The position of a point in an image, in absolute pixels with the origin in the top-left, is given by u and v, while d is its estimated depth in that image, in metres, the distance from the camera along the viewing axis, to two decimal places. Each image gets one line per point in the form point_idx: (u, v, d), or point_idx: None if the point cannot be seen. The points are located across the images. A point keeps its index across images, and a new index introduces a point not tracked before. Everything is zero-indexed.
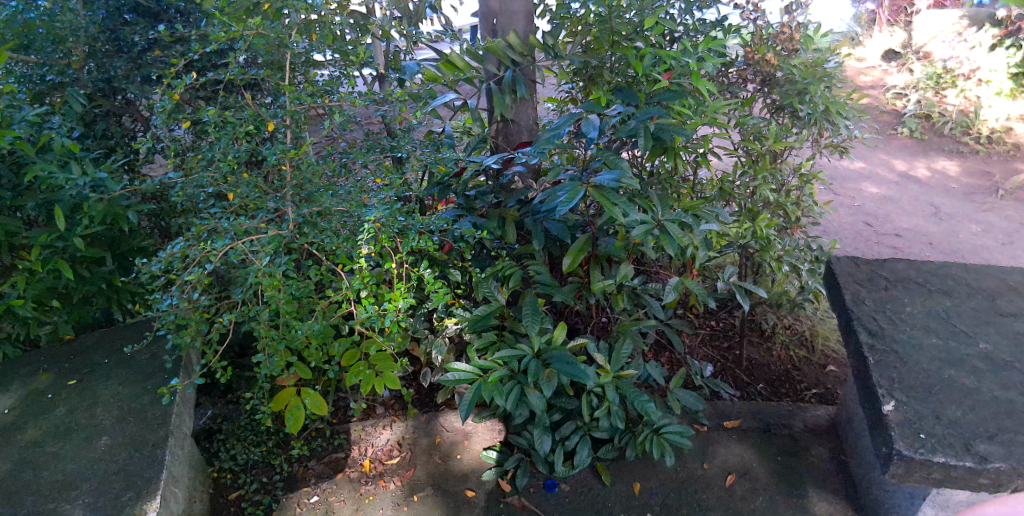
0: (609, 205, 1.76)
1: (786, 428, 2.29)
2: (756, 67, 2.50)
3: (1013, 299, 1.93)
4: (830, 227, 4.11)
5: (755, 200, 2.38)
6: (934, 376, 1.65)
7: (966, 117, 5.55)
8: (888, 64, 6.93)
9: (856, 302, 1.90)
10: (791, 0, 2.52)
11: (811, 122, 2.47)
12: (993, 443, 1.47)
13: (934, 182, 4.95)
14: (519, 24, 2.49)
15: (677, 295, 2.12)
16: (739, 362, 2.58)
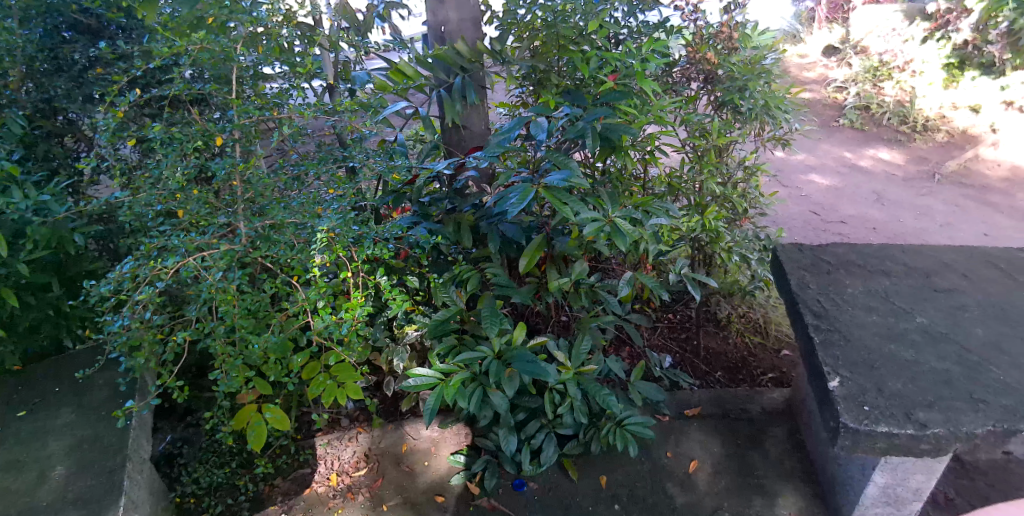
0: (560, 204, 1.79)
1: (745, 413, 2.36)
2: (698, 66, 2.58)
3: (947, 276, 2.04)
4: (779, 217, 4.26)
5: (704, 194, 2.39)
6: (876, 351, 1.72)
7: (903, 107, 5.82)
8: (827, 59, 7.23)
9: (801, 286, 1.98)
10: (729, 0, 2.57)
11: (751, 117, 2.56)
12: (933, 412, 1.53)
13: (875, 170, 5.17)
14: (468, 32, 2.52)
15: (631, 289, 2.17)
16: (697, 351, 2.65)
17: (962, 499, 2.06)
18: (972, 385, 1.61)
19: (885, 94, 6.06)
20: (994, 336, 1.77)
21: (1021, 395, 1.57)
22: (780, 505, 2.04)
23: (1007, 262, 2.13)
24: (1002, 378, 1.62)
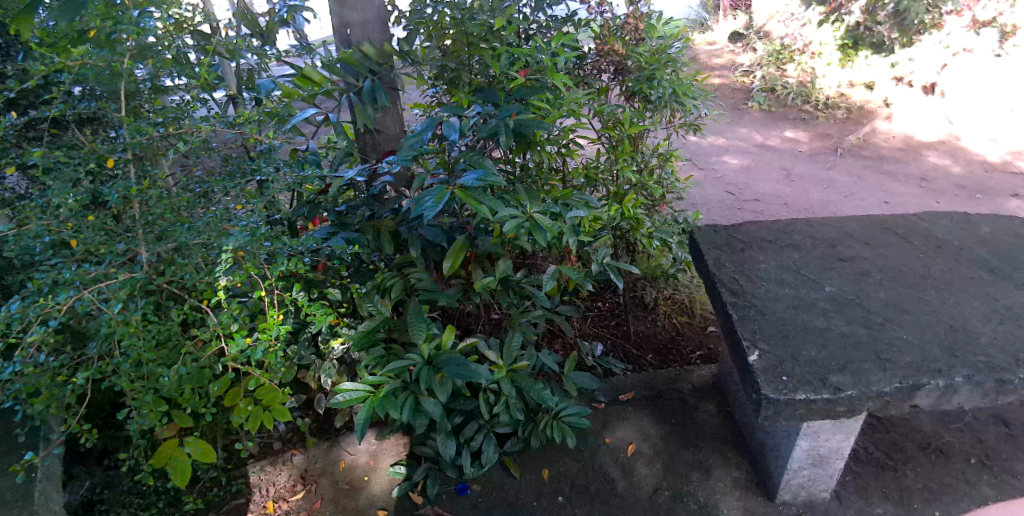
0: (476, 204, 1.77)
1: (676, 393, 2.42)
2: (608, 58, 2.60)
3: (850, 245, 2.15)
4: (697, 199, 4.40)
5: (621, 183, 2.44)
6: (790, 322, 1.79)
7: (805, 87, 6.14)
8: (733, 45, 7.54)
9: (717, 266, 2.04)
10: None
11: (661, 105, 2.61)
12: (845, 375, 1.60)
13: (784, 148, 5.43)
14: (374, 34, 2.46)
15: (556, 283, 2.16)
16: (628, 336, 2.70)
17: (880, 453, 2.18)
18: (877, 345, 1.69)
19: (788, 76, 6.37)
20: (894, 297, 1.88)
21: (921, 350, 1.66)
22: (715, 478, 2.10)
23: (902, 227, 2.27)
24: (904, 336, 1.72)
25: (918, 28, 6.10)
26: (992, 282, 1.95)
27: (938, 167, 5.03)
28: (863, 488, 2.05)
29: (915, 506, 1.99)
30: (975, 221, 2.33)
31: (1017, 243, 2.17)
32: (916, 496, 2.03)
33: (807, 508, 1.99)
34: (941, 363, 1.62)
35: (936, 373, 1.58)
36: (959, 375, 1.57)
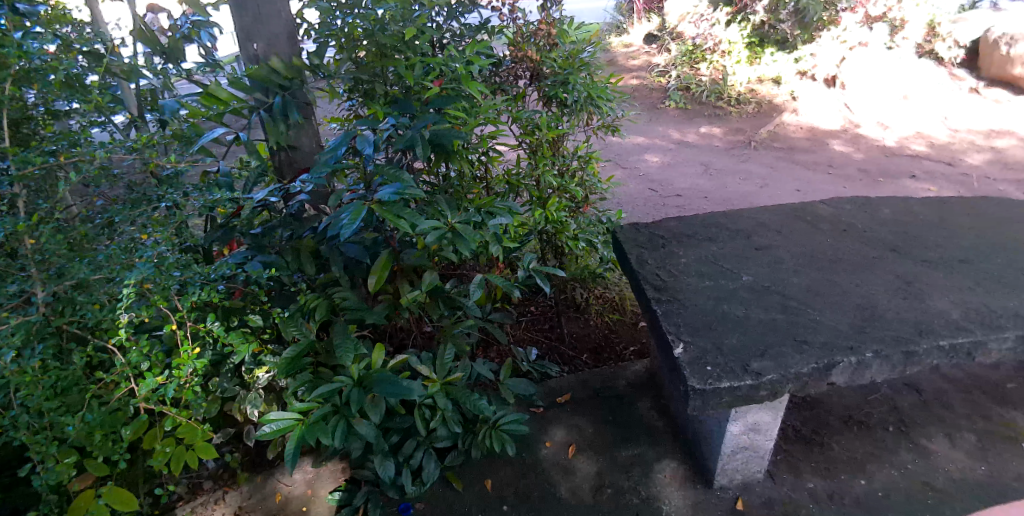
0: (395, 218, 1.73)
1: (612, 390, 2.45)
2: (523, 64, 2.53)
3: (764, 234, 2.24)
4: (622, 198, 4.50)
5: (542, 187, 2.43)
6: (711, 313, 1.84)
7: (717, 85, 6.40)
8: (648, 47, 7.77)
9: (640, 263, 2.08)
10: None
11: (578, 108, 2.55)
12: (765, 360, 1.65)
13: (701, 144, 5.63)
14: (282, 47, 2.39)
15: (484, 292, 2.11)
16: (562, 338, 2.72)
17: (806, 430, 2.27)
18: (794, 328, 1.76)
19: (701, 75, 6.63)
20: (807, 281, 1.97)
21: (834, 330, 1.75)
22: (655, 470, 2.13)
23: (810, 214, 2.39)
24: (817, 318, 1.80)
25: (817, 25, 6.46)
26: (894, 261, 2.07)
27: (842, 154, 5.35)
28: (794, 466, 2.14)
29: (842, 478, 2.09)
30: (875, 203, 2.47)
31: (913, 222, 2.32)
32: (842, 468, 2.12)
33: (744, 490, 2.05)
34: (852, 340, 1.70)
35: (849, 350, 1.66)
36: (869, 350, 1.66)
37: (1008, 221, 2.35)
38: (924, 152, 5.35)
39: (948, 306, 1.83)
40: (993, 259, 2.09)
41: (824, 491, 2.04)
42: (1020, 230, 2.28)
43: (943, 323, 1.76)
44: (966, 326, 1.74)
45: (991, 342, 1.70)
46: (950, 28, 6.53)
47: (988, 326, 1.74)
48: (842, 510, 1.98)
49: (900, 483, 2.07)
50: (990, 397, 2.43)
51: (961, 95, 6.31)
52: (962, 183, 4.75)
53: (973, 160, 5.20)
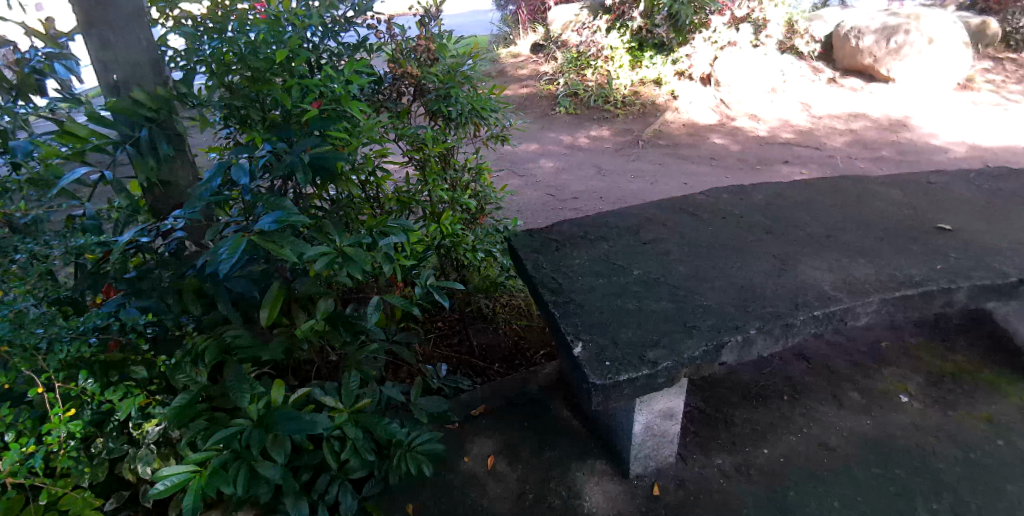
0: (278, 248, 1.67)
1: (525, 396, 2.46)
2: (404, 81, 2.44)
3: (651, 229, 2.35)
4: (521, 205, 4.57)
5: (436, 202, 2.43)
6: (606, 309, 1.90)
7: (603, 89, 6.66)
8: (535, 57, 7.97)
9: (536, 268, 2.12)
10: (423, 14, 2.56)
11: (463, 121, 2.53)
12: (659, 348, 1.72)
13: (593, 147, 5.83)
14: (147, 77, 2.24)
15: (382, 314, 2.03)
16: (473, 351, 2.71)
17: (711, 409, 2.38)
18: (684, 315, 1.85)
19: (588, 81, 6.88)
20: (693, 269, 2.08)
21: (721, 312, 1.85)
22: (574, 468, 2.16)
23: (692, 205, 2.52)
24: (705, 302, 1.90)
25: (690, 28, 6.75)
26: (768, 242, 2.22)
27: (722, 147, 5.70)
28: (702, 445, 2.23)
29: (746, 450, 2.21)
30: (750, 190, 2.65)
31: (783, 205, 2.51)
32: (745, 440, 2.25)
33: (658, 475, 2.12)
34: (737, 320, 1.81)
35: (734, 330, 1.77)
36: (753, 327, 1.77)
37: (862, 197, 2.59)
38: (792, 139, 5.81)
39: (817, 279, 1.99)
40: (853, 232, 2.29)
41: (731, 465, 2.15)
42: (873, 204, 2.52)
43: (815, 295, 1.91)
44: (834, 295, 1.90)
45: (857, 307, 1.86)
46: (809, 26, 7.37)
47: (853, 293, 1.91)
48: (748, 480, 2.10)
49: (797, 447, 2.22)
50: (867, 356, 2.65)
51: (820, 85, 6.98)
52: (826, 165, 5.20)
53: (834, 143, 5.69)
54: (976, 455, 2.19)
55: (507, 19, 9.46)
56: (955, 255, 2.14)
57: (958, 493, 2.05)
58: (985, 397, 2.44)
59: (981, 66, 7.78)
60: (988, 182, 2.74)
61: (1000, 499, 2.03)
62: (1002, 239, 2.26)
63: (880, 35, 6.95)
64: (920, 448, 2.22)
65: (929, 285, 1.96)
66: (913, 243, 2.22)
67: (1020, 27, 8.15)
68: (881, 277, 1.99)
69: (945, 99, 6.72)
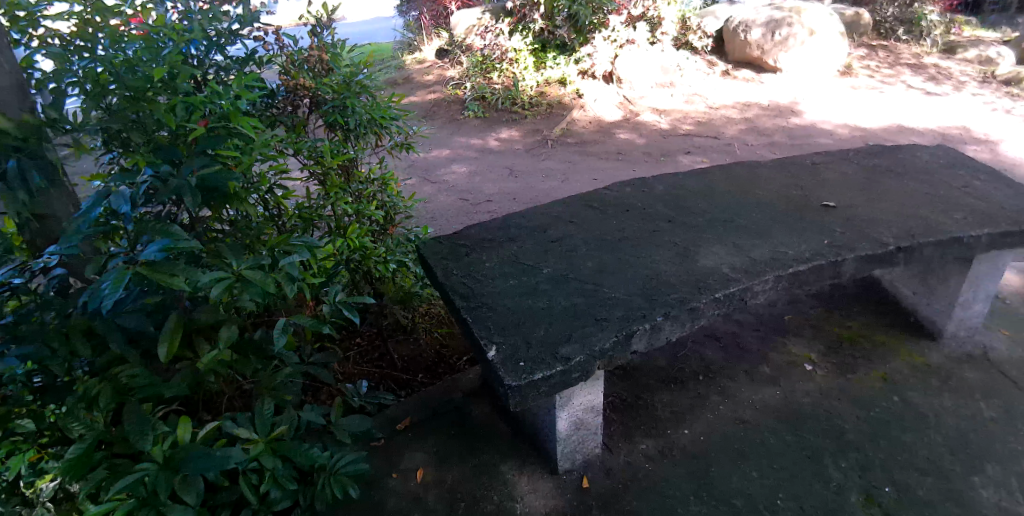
0: (167, 278, 1.57)
1: (450, 404, 2.43)
2: (298, 94, 2.37)
3: (558, 227, 2.38)
4: (435, 212, 4.54)
5: (341, 216, 2.36)
6: (518, 310, 1.90)
7: (510, 91, 6.72)
8: (440, 62, 7.94)
9: (446, 275, 2.10)
10: (314, 24, 2.48)
11: (362, 132, 2.47)
12: (572, 343, 1.75)
13: (503, 149, 5.87)
14: (11, 106, 1.94)
15: (290, 337, 1.92)
16: (394, 363, 2.66)
17: (632, 397, 2.44)
18: (593, 308, 1.88)
19: (494, 83, 6.92)
20: (600, 263, 2.12)
21: (628, 302, 1.90)
22: (503, 471, 2.15)
23: (597, 200, 2.58)
24: (613, 294, 1.94)
25: (590, 27, 7.02)
26: (670, 231, 2.31)
27: (628, 141, 5.88)
28: (626, 433, 2.28)
29: (668, 433, 2.28)
30: (650, 182, 2.74)
31: (682, 194, 2.61)
32: (666, 424, 2.32)
33: (586, 467, 2.15)
34: (645, 308, 1.86)
35: (642, 318, 1.82)
36: (660, 314, 1.83)
37: (754, 181, 2.73)
38: (693, 130, 6.07)
39: (717, 262, 2.08)
40: (747, 215, 2.41)
41: (654, 449, 2.21)
42: (765, 187, 2.67)
43: (715, 278, 1.99)
44: (733, 276, 2.00)
45: (754, 286, 1.96)
46: (700, 22, 7.72)
47: (750, 273, 2.01)
48: (672, 462, 2.16)
49: (715, 424, 2.31)
50: (773, 330, 2.80)
51: (715, 78, 7.32)
52: (725, 153, 5.47)
53: (731, 131, 6.00)
54: (875, 413, 2.36)
55: (411, 25, 9.38)
56: (838, 229, 2.30)
57: (861, 450, 2.20)
58: (877, 358, 2.64)
59: (855, 53, 8.44)
60: (864, 160, 2.96)
61: (897, 451, 2.19)
62: (878, 212, 2.44)
63: (766, 28, 7.37)
64: (824, 412, 2.36)
65: (817, 259, 2.09)
66: (802, 221, 2.36)
67: (886, 16, 8.90)
68: (774, 256, 2.11)
69: (826, 85, 7.23)
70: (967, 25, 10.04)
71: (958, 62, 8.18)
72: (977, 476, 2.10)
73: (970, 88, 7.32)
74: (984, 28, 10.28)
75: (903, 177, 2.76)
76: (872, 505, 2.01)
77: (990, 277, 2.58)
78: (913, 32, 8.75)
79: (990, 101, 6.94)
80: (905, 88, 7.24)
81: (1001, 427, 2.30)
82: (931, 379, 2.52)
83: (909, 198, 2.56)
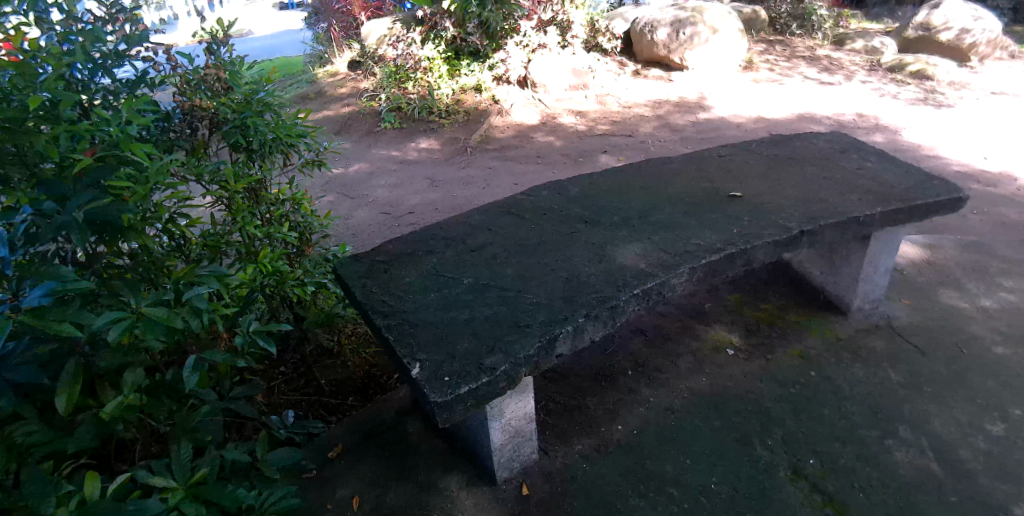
0: (54, 325, 1.44)
1: (382, 424, 2.36)
2: (194, 116, 2.25)
3: (477, 235, 2.36)
4: (356, 228, 4.44)
5: (251, 240, 2.26)
6: (439, 324, 1.88)
7: (426, 101, 6.67)
8: (353, 74, 7.80)
9: (365, 294, 2.04)
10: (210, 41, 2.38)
11: (268, 152, 2.37)
12: (496, 354, 1.74)
13: (423, 159, 5.82)
14: None
15: (202, 374, 1.83)
16: (322, 389, 2.59)
17: (565, 399, 2.45)
18: (516, 316, 1.89)
19: (410, 93, 6.85)
20: (520, 269, 2.12)
21: (550, 307, 1.91)
22: (441, 487, 2.11)
23: (515, 206, 2.58)
24: (534, 300, 1.95)
25: (501, 34, 7.06)
26: (588, 231, 2.34)
27: (547, 144, 5.96)
28: (562, 435, 2.29)
29: (602, 430, 2.31)
30: (566, 184, 2.77)
31: (597, 194, 2.65)
32: (600, 421, 2.35)
33: (525, 474, 2.14)
34: (566, 311, 1.88)
35: (564, 321, 1.84)
36: (581, 316, 1.85)
37: (666, 176, 2.81)
38: (609, 130, 6.22)
39: (634, 258, 2.13)
40: (660, 211, 2.48)
41: (590, 448, 2.23)
42: (676, 182, 2.76)
43: (633, 274, 2.04)
44: (650, 272, 2.04)
45: (670, 280, 2.02)
46: (608, 24, 7.93)
47: (665, 267, 2.07)
48: (608, 459, 2.19)
49: (647, 416, 2.36)
50: (695, 319, 2.89)
51: (626, 79, 7.53)
52: (640, 150, 5.64)
53: (646, 129, 6.19)
54: (795, 389, 2.47)
55: (320, 37, 9.16)
56: (746, 218, 2.40)
57: (785, 426, 2.30)
58: (793, 336, 2.77)
59: (755, 48, 8.89)
60: (765, 149, 3.11)
61: (817, 424, 2.31)
62: (782, 198, 2.57)
63: (672, 27, 7.64)
64: (748, 393, 2.46)
65: (727, 248, 2.17)
66: (712, 212, 2.45)
67: (780, 12, 9.43)
68: (688, 248, 2.18)
69: (731, 80, 7.57)
70: (852, 19, 10.79)
71: (847, 53, 8.77)
72: (890, 439, 2.24)
73: (859, 77, 7.86)
74: (867, 20, 11.08)
75: (802, 164, 2.92)
76: (799, 478, 2.10)
77: (885, 252, 2.77)
78: (806, 26, 9.32)
79: (877, 87, 7.48)
80: (801, 80, 7.69)
81: (907, 391, 2.46)
82: (842, 352, 2.67)
83: (808, 183, 2.71)
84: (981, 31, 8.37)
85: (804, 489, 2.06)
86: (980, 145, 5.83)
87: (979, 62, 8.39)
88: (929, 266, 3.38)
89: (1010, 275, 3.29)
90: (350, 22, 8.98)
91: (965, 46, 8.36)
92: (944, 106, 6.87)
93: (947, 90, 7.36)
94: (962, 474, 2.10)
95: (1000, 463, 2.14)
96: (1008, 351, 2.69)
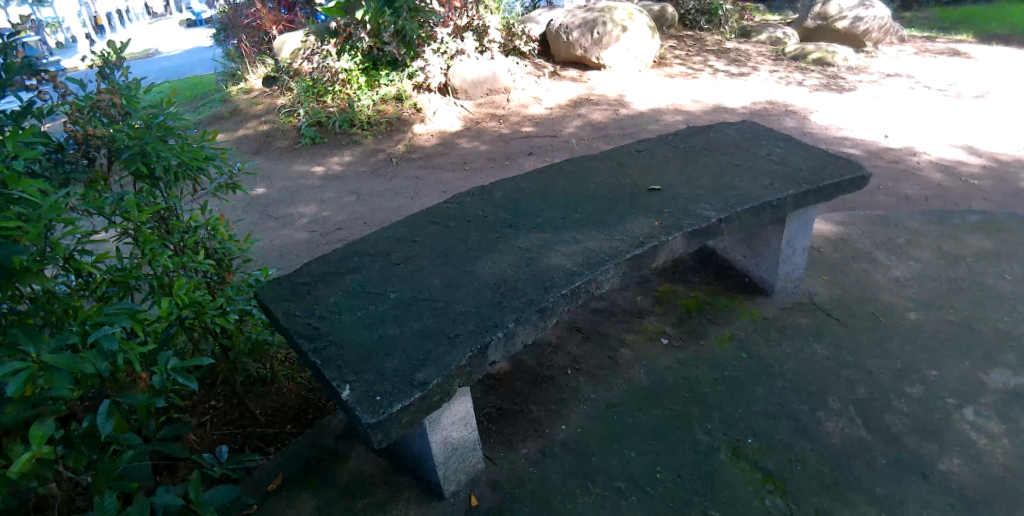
0: None
1: (322, 450, 2.29)
2: (91, 144, 2.11)
3: (403, 248, 2.33)
4: (281, 249, 4.32)
5: (165, 272, 2.14)
6: (368, 341, 1.84)
7: (346, 113, 6.54)
8: (269, 91, 7.60)
9: (289, 318, 1.98)
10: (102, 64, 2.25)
11: (174, 178, 2.23)
12: (427, 367, 1.72)
13: (349, 173, 5.70)
14: None
15: (117, 420, 1.69)
16: (258, 421, 2.48)
17: (507, 404, 2.45)
18: (445, 327, 1.87)
19: (330, 107, 6.70)
20: (447, 279, 2.11)
21: (478, 314, 1.91)
22: (388, 509, 2.05)
23: (437, 215, 2.56)
24: (463, 309, 1.94)
25: (418, 41, 6.96)
26: (513, 235, 2.35)
27: (472, 149, 5.97)
28: (506, 441, 2.29)
29: (546, 431, 2.32)
30: (489, 189, 2.77)
31: (521, 197, 2.67)
32: (544, 423, 2.36)
33: (472, 485, 2.12)
34: (496, 317, 1.88)
35: (494, 328, 1.84)
36: (511, 321, 1.86)
37: (587, 175, 2.86)
38: (533, 132, 6.28)
39: (560, 259, 2.15)
40: (583, 209, 2.52)
41: (536, 450, 2.24)
42: (598, 179, 2.80)
43: (560, 275, 2.06)
44: (577, 271, 2.07)
45: (597, 277, 2.05)
46: (525, 28, 8.03)
47: (591, 265, 2.10)
48: (554, 461, 2.19)
49: (589, 414, 2.38)
50: (628, 312, 2.94)
51: (547, 80, 7.59)
52: (565, 150, 5.73)
53: (569, 129, 6.28)
54: (727, 373, 2.55)
55: (230, 53, 8.82)
56: (666, 211, 2.46)
57: (722, 409, 2.38)
58: (723, 320, 2.86)
59: (667, 44, 9.19)
60: (681, 142, 3.20)
61: (753, 404, 2.39)
62: (699, 188, 2.65)
63: (584, 29, 7.80)
64: (685, 380, 2.52)
65: (650, 241, 2.22)
66: (635, 207, 2.51)
67: (689, 8, 9.79)
68: (612, 245, 2.22)
69: (648, 77, 7.78)
70: (756, 12, 11.33)
71: (754, 44, 9.19)
72: (821, 411, 2.35)
73: (766, 67, 8.25)
74: (770, 12, 11.65)
75: (715, 154, 3.03)
76: (739, 458, 2.17)
77: (801, 232, 2.90)
78: (714, 20, 9.72)
79: (783, 76, 7.86)
80: (713, 72, 8.02)
81: (831, 363, 2.58)
82: (769, 331, 2.79)
83: (722, 172, 2.81)
84: (872, 18, 8.93)
85: (745, 467, 2.13)
86: (879, 124, 6.23)
87: (873, 47, 8.96)
88: (842, 242, 3.57)
89: (915, 245, 3.52)
90: (262, 37, 8.70)
91: (858, 34, 8.92)
92: (846, 90, 7.30)
93: (846, 75, 7.83)
94: (889, 438, 2.22)
95: (921, 424, 2.28)
96: (919, 316, 2.87)
